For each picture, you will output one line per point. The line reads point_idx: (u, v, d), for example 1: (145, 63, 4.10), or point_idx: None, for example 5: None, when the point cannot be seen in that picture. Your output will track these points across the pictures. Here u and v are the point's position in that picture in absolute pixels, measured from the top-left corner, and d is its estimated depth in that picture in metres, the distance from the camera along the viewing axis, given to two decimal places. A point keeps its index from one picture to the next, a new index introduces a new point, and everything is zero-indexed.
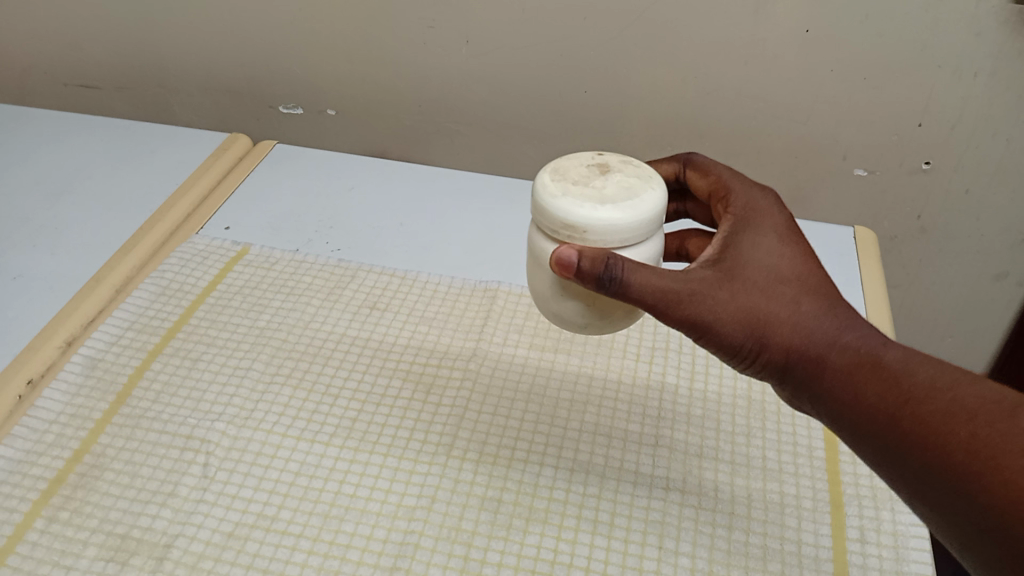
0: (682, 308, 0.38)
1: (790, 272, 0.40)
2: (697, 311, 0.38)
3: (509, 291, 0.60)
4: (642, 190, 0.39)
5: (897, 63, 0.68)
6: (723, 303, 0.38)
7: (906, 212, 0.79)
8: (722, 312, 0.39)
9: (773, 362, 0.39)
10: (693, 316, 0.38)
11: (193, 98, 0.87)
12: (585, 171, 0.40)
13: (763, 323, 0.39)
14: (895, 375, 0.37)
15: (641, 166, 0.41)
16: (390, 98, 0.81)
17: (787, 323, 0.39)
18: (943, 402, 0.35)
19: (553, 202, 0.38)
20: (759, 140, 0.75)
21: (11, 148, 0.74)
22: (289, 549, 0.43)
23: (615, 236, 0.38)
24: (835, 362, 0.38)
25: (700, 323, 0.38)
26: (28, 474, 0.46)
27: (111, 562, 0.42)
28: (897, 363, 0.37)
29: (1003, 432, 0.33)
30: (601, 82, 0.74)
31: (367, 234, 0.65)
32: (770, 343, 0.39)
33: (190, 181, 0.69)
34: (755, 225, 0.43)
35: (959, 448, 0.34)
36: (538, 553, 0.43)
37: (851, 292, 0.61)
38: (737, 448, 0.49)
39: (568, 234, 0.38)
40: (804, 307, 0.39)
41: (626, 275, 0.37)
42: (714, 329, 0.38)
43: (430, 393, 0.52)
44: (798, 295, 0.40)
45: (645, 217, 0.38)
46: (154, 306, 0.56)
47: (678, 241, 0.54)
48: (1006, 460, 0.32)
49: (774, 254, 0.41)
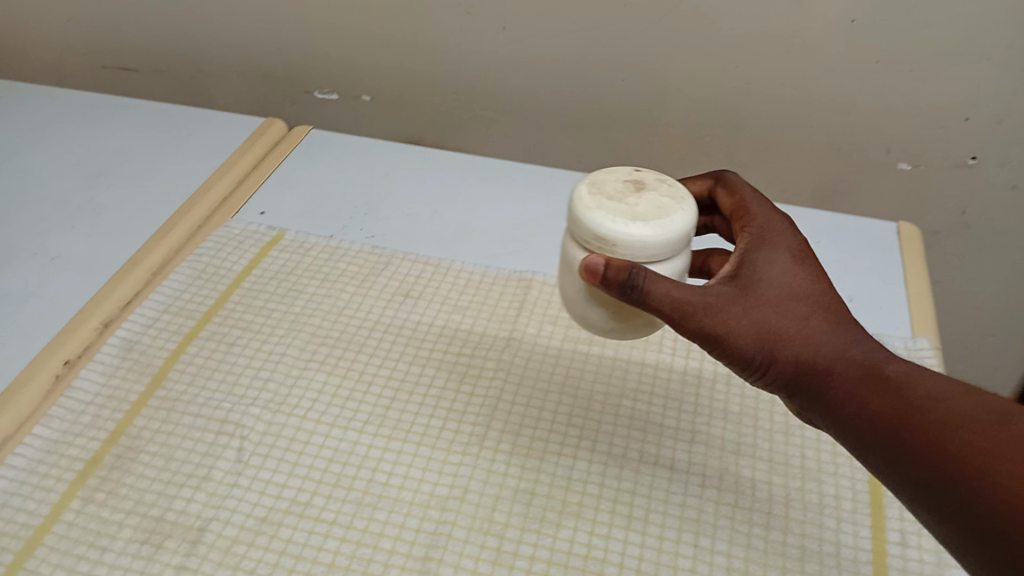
0: (696, 320, 0.37)
1: (804, 292, 0.38)
2: (709, 324, 0.37)
3: (543, 281, 0.59)
4: (677, 210, 0.38)
5: (946, 56, 0.66)
6: (738, 316, 0.37)
7: (949, 208, 0.77)
8: (733, 326, 0.37)
9: (785, 376, 0.37)
10: (707, 329, 0.37)
11: (229, 82, 0.87)
12: (622, 185, 0.39)
13: (775, 337, 0.37)
14: (901, 386, 0.34)
15: (678, 185, 0.40)
16: (425, 84, 0.80)
17: (798, 336, 0.37)
18: (940, 411, 0.32)
19: (586, 214, 0.38)
20: (800, 133, 0.74)
21: (51, 131, 0.74)
22: (322, 536, 0.43)
23: (644, 252, 0.37)
24: (845, 375, 0.36)
25: (715, 336, 0.37)
26: (65, 454, 0.46)
27: (146, 544, 0.42)
28: (903, 375, 0.35)
29: (1004, 437, 0.30)
30: (639, 71, 0.73)
31: (402, 221, 0.65)
32: (781, 357, 0.37)
33: (226, 166, 0.69)
34: (770, 242, 0.41)
35: (956, 453, 0.31)
36: (571, 547, 0.43)
37: (893, 290, 0.60)
38: (775, 446, 0.48)
39: (597, 246, 0.38)
40: (816, 322, 0.37)
41: (646, 283, 0.36)
42: (729, 342, 0.37)
43: (464, 382, 0.51)
44: (811, 312, 0.38)
45: (676, 237, 0.37)
46: (191, 290, 0.57)
47: (701, 258, 0.51)
48: (1004, 465, 0.29)
49: (795, 272, 0.39)
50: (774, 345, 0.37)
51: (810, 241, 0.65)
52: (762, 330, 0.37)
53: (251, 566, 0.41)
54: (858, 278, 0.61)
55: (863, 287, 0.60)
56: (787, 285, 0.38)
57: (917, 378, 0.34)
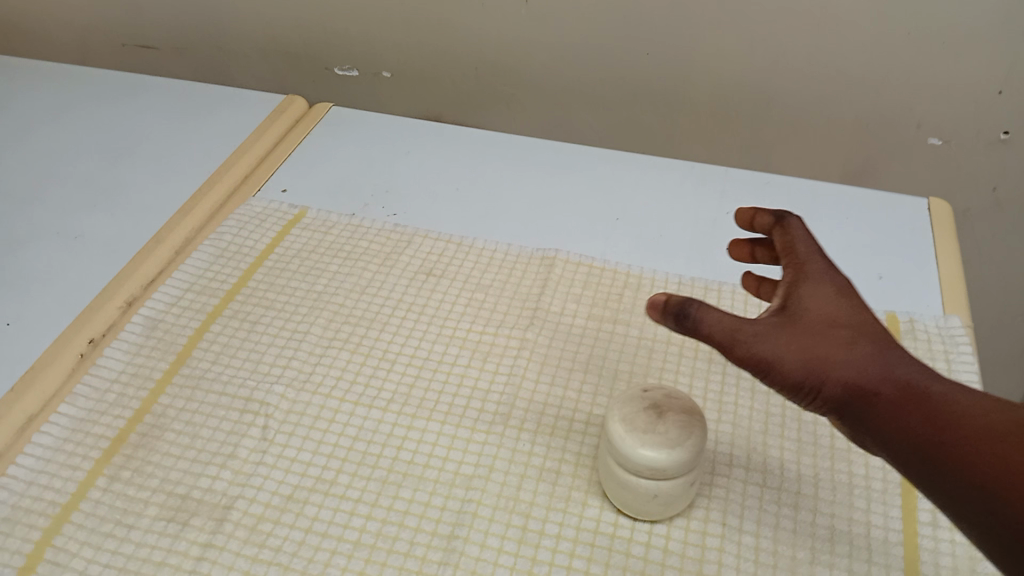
0: (744, 346, 0.35)
1: (849, 313, 0.36)
2: (760, 350, 0.35)
3: (567, 260, 0.58)
4: None
5: (981, 28, 0.64)
6: (785, 341, 0.35)
7: (981, 185, 0.75)
8: (781, 353, 0.35)
9: (838, 404, 0.34)
10: (756, 356, 0.35)
11: (248, 60, 0.86)
12: None
13: (823, 362, 0.34)
14: (948, 414, 0.32)
15: None
16: (446, 60, 0.79)
17: (847, 360, 0.34)
18: (983, 434, 0.31)
19: None
20: (828, 108, 0.72)
21: (72, 110, 0.74)
22: (347, 513, 0.43)
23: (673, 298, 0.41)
24: (894, 400, 0.33)
25: (763, 363, 0.35)
26: (91, 432, 0.46)
27: (172, 522, 0.42)
28: (949, 399, 0.32)
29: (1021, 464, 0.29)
30: (663, 45, 0.71)
31: (424, 199, 0.64)
32: (831, 384, 0.34)
33: (246, 143, 0.68)
34: (811, 265, 0.38)
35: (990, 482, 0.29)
36: (597, 526, 0.42)
37: (924, 269, 0.58)
38: (803, 426, 0.48)
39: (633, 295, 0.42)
40: (865, 346, 0.35)
41: (698, 313, 0.36)
42: (776, 369, 0.35)
43: (488, 361, 0.51)
44: (858, 334, 0.35)
45: None
46: (214, 268, 0.57)
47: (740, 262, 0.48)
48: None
49: (841, 291, 0.37)
50: (820, 371, 0.34)
51: (839, 218, 0.63)
52: (807, 355, 0.35)
53: (277, 544, 0.41)
54: (888, 256, 0.60)
55: (893, 265, 0.59)
56: (831, 306, 0.36)
57: (965, 402, 0.32)
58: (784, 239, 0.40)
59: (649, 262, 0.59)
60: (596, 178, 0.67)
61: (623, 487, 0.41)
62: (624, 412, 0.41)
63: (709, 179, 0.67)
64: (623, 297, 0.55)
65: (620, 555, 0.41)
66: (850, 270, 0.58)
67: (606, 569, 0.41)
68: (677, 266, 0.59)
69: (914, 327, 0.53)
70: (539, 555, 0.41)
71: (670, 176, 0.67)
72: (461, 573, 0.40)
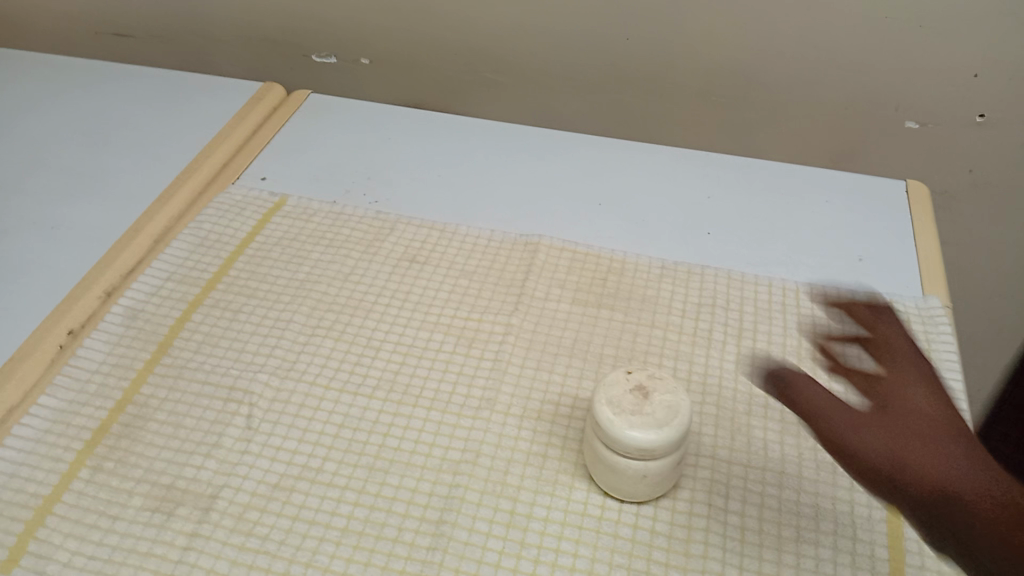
0: (830, 433, 0.39)
1: (941, 417, 0.38)
2: (845, 438, 0.38)
3: (551, 245, 0.58)
4: None
5: (958, 10, 0.64)
6: (875, 431, 0.38)
7: (958, 167, 0.76)
8: (870, 439, 0.38)
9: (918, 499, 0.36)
10: (840, 441, 0.39)
11: (225, 47, 0.85)
12: None
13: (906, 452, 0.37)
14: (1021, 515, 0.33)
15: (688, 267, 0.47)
16: (427, 46, 0.79)
17: (934, 454, 0.36)
18: None
19: None
20: (808, 92, 0.73)
21: (46, 99, 0.73)
22: (335, 501, 0.43)
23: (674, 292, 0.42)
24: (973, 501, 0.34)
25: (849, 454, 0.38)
26: (73, 423, 0.46)
27: (157, 512, 0.42)
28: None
29: None
30: (644, 30, 0.72)
31: (406, 185, 0.64)
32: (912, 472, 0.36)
33: (224, 131, 0.67)
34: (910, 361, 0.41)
35: None
36: (585, 509, 0.43)
37: (904, 250, 0.59)
38: (787, 406, 0.48)
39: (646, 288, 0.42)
40: (953, 445, 0.37)
41: (797, 395, 0.41)
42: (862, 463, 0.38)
43: (473, 347, 0.51)
44: (949, 436, 0.37)
45: None
46: (194, 257, 0.56)
47: None
48: None
49: (935, 395, 0.40)
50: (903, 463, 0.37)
51: (819, 201, 0.64)
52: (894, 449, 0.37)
53: (264, 532, 0.41)
54: (867, 238, 0.60)
55: (873, 247, 0.59)
56: (926, 409, 0.39)
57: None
58: (884, 333, 0.44)
59: (633, 246, 0.59)
60: (578, 164, 0.67)
61: (610, 470, 0.41)
62: (611, 394, 0.41)
63: (690, 163, 0.67)
64: (607, 282, 0.56)
65: (608, 536, 0.42)
66: (830, 252, 0.59)
67: (594, 550, 0.41)
68: (660, 250, 0.59)
69: (894, 307, 0.54)
70: (527, 538, 0.41)
71: (652, 161, 0.68)
72: (451, 557, 0.40)
